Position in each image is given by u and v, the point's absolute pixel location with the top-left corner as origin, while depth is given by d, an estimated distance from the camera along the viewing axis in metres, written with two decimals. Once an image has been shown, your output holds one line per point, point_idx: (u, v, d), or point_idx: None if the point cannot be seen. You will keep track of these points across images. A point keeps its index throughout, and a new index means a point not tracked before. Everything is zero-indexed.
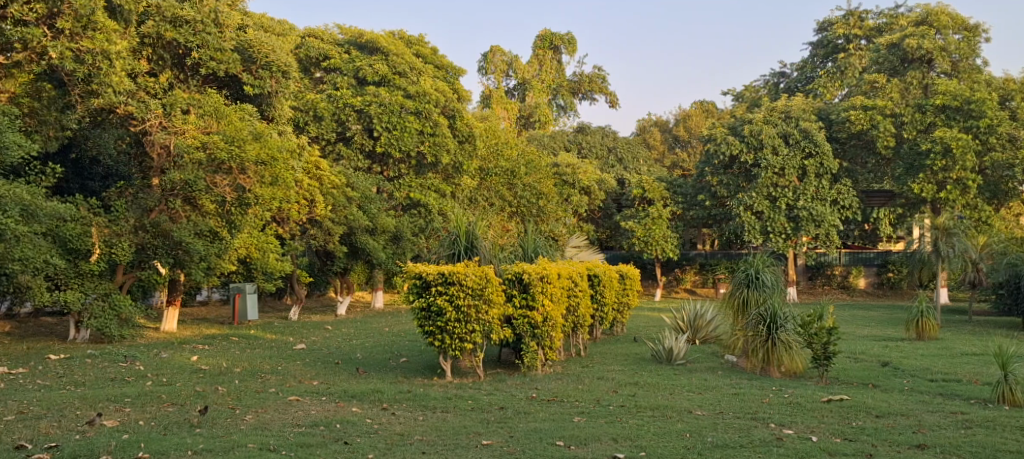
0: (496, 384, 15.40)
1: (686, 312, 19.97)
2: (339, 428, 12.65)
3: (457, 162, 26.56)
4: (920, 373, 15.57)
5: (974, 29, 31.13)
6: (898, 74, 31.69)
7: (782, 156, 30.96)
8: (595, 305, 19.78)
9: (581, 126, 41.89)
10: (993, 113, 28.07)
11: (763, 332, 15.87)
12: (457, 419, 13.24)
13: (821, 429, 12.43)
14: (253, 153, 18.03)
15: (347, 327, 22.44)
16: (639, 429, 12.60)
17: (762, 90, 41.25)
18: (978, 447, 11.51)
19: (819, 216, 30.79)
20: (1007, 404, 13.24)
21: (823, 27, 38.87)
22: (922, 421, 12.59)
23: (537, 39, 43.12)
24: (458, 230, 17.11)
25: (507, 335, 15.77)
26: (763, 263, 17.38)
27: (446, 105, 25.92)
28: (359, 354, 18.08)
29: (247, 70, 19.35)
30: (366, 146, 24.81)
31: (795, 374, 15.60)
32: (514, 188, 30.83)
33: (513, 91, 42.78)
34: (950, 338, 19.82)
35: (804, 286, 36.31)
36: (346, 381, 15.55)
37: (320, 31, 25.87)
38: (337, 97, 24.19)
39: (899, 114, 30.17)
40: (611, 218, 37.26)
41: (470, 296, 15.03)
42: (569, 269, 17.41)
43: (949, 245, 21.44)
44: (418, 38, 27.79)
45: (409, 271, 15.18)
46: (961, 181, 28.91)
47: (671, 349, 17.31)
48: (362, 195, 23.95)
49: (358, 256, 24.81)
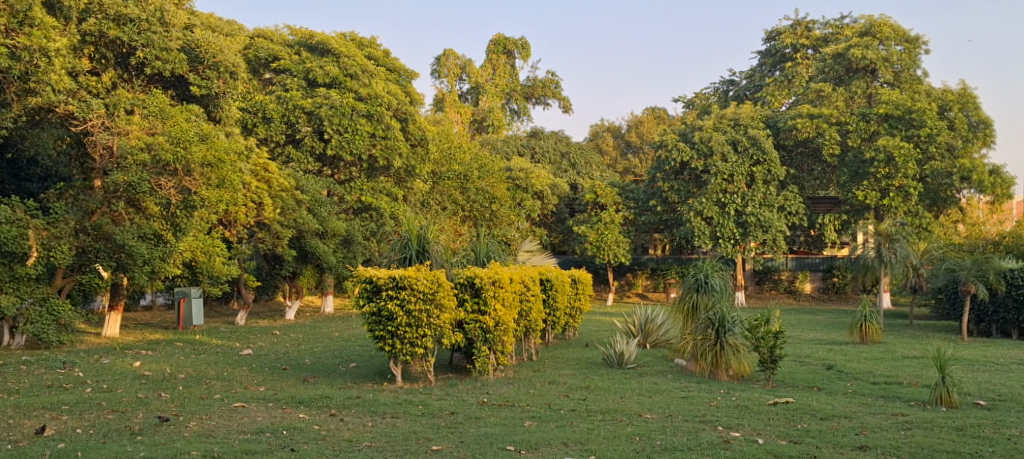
0: (446, 389, 15.36)
1: (637, 316, 20.07)
2: (285, 434, 12.52)
3: (409, 166, 26.48)
4: (863, 376, 15.83)
5: (915, 40, 31.75)
6: (844, 83, 32.24)
7: (731, 163, 31.29)
8: (547, 311, 19.82)
9: (534, 131, 41.96)
10: (933, 123, 28.76)
11: (712, 335, 15.97)
12: (408, 424, 13.18)
13: (767, 431, 12.57)
14: (199, 155, 17.78)
15: (296, 332, 22.21)
16: (589, 433, 12.64)
17: (712, 98, 41.76)
18: (917, 448, 11.71)
19: (767, 222, 31.18)
20: (945, 406, 13.49)
21: (771, 37, 39.43)
22: (865, 423, 12.79)
23: (492, 43, 43.16)
24: (410, 235, 17.01)
25: (459, 340, 15.70)
26: (712, 268, 17.56)
27: (398, 108, 25.80)
28: (307, 360, 17.91)
29: (194, 70, 19.17)
30: (317, 148, 24.57)
31: (742, 377, 15.79)
32: (467, 191, 30.74)
33: (466, 95, 42.75)
34: (893, 342, 20.15)
35: (752, 290, 36.87)
36: (293, 387, 15.40)
37: (270, 32, 25.62)
38: (286, 98, 23.96)
39: (843, 122, 30.67)
40: (564, 223, 37.42)
41: (421, 301, 14.97)
42: (521, 273, 17.39)
43: (892, 251, 21.84)
44: (370, 40, 27.61)
45: (359, 275, 15.11)
46: (903, 189, 29.43)
47: (622, 352, 17.39)
48: (311, 198, 23.73)
49: (308, 259, 24.59)
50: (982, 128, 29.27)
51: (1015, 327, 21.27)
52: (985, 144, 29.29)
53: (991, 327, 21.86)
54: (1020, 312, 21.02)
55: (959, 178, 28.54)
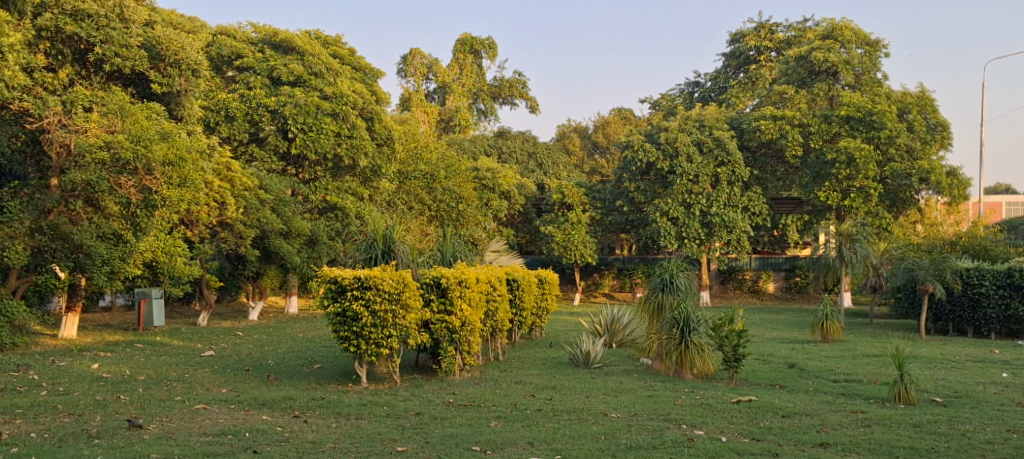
0: (412, 389, 15.31)
1: (603, 316, 20.13)
2: (247, 436, 12.42)
3: (376, 165, 26.38)
4: (824, 374, 15.99)
5: (875, 44, 32.16)
6: (806, 86, 32.57)
7: (696, 164, 31.49)
8: (514, 311, 19.82)
9: (501, 131, 41.93)
10: (892, 125, 29.14)
11: (677, 335, 16.04)
12: (372, 425, 13.13)
13: (730, 429, 12.66)
14: (160, 153, 17.54)
15: (259, 333, 22.04)
16: (555, 432, 12.66)
17: (678, 99, 42.04)
18: (876, 445, 11.83)
19: (731, 223, 31.48)
20: (903, 402, 13.66)
21: (735, 39, 39.73)
22: (826, 421, 12.91)
23: (458, 43, 43.10)
24: (375, 235, 16.93)
25: (425, 340, 15.66)
26: (677, 267, 17.69)
27: (364, 107, 25.67)
28: (270, 361, 17.80)
29: (154, 68, 18.93)
30: (281, 147, 24.39)
31: (707, 376, 15.89)
32: (433, 191, 30.64)
33: (433, 95, 42.61)
34: (854, 341, 20.36)
35: (717, 290, 37.13)
36: (256, 388, 15.28)
37: (233, 29, 25.28)
38: (249, 97, 23.80)
39: (806, 124, 30.97)
40: (531, 223, 37.45)
41: (387, 301, 14.91)
42: (487, 273, 17.38)
43: (852, 251, 22.14)
44: (336, 38, 27.46)
45: (324, 275, 15.03)
46: (864, 189, 29.79)
47: (588, 352, 17.42)
48: (275, 198, 23.57)
49: (272, 259, 24.41)
50: (940, 130, 30.07)
51: (970, 325, 21.55)
52: (942, 146, 29.98)
53: (946, 326, 22.07)
54: (975, 310, 21.38)
55: (918, 179, 28.91)
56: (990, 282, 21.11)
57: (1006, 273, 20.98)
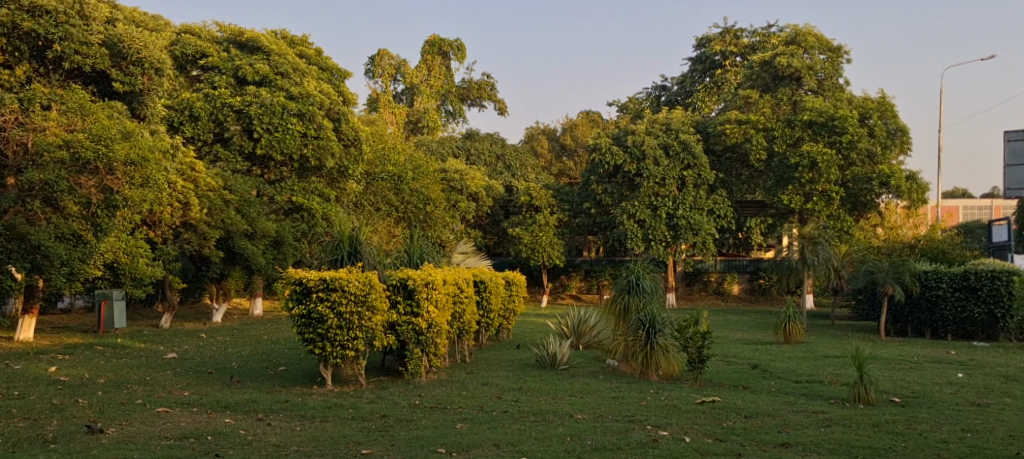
0: (378, 392, 15.25)
1: (570, 318, 20.19)
2: (210, 440, 12.33)
3: (342, 166, 26.24)
4: (787, 375, 16.11)
5: (837, 50, 32.52)
6: (770, 90, 32.85)
7: (663, 167, 31.69)
8: (481, 312, 19.82)
9: (469, 132, 41.88)
10: (854, 130, 29.48)
11: (643, 337, 16.12)
12: (337, 428, 13.06)
13: (694, 430, 12.74)
14: (122, 152, 17.26)
15: (223, 335, 21.86)
16: (520, 434, 12.67)
17: (645, 103, 42.25)
18: (836, 445, 11.95)
19: (697, 225, 31.66)
20: (863, 403, 13.81)
21: (701, 43, 39.97)
22: (788, 421, 13.03)
23: (426, 45, 43.05)
24: (342, 236, 16.85)
25: (391, 342, 15.60)
26: (644, 270, 17.78)
27: (331, 108, 25.49)
28: (234, 363, 17.64)
29: (116, 66, 18.74)
30: (246, 147, 24.25)
31: (672, 377, 15.97)
32: (401, 192, 30.56)
33: (401, 96, 42.47)
34: (816, 342, 20.56)
35: (682, 291, 37.38)
36: (219, 391, 15.14)
37: (197, 28, 24.95)
38: (214, 96, 23.61)
39: (770, 128, 31.26)
40: (499, 224, 37.46)
41: (353, 303, 14.85)
42: (454, 275, 17.35)
43: (814, 253, 22.35)
44: (302, 38, 27.32)
45: (289, 277, 14.95)
46: (826, 193, 30.17)
47: (555, 354, 17.45)
48: (240, 198, 23.48)
49: (236, 261, 24.22)
50: (900, 135, 30.44)
51: (929, 326, 21.89)
52: (902, 151, 30.45)
53: (906, 327, 22.49)
54: (933, 312, 21.68)
55: (878, 183, 29.43)
56: (947, 284, 21.36)
57: (962, 275, 21.23)
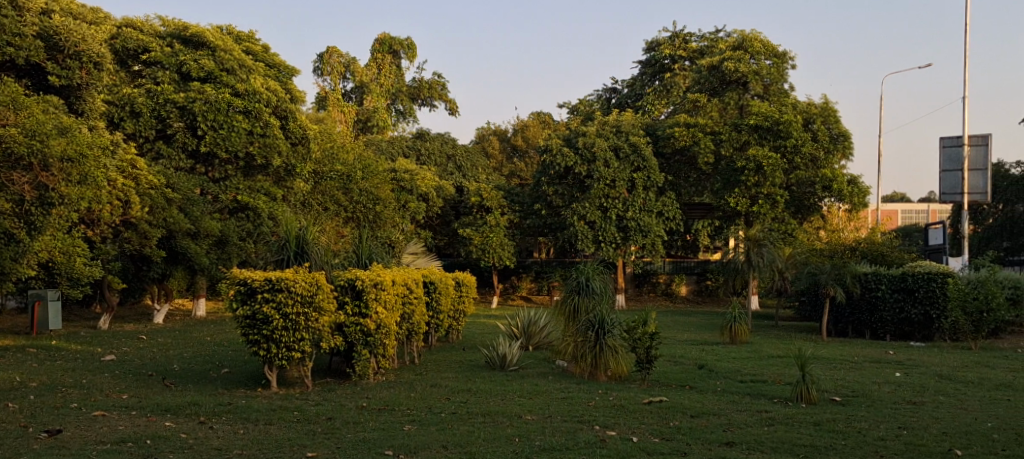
0: (324, 394, 15.00)
1: (519, 319, 20.06)
2: (149, 444, 12.02)
3: (289, 165, 25.83)
4: (732, 375, 16.18)
5: (782, 56, 32.77)
6: (718, 95, 33.12)
7: (613, 169, 31.78)
8: (431, 313, 19.61)
9: (420, 132, 41.60)
10: (798, 134, 29.82)
11: (592, 337, 16.03)
12: (282, 431, 12.82)
13: (642, 430, 12.69)
14: (58, 148, 16.70)
15: (165, 336, 21.40)
16: (468, 435, 12.52)
17: (595, 105, 42.39)
18: (779, 443, 11.98)
19: (646, 227, 31.78)
20: (805, 402, 13.88)
21: (651, 47, 40.19)
22: (732, 420, 13.04)
23: (376, 43, 42.74)
24: (288, 236, 16.52)
25: (338, 343, 15.35)
26: (593, 271, 17.75)
27: (278, 105, 25.08)
28: (175, 366, 17.26)
29: (52, 59, 18.29)
30: (190, 145, 23.74)
31: (620, 378, 15.89)
32: (349, 192, 30.17)
33: (349, 94, 41.84)
34: (760, 342, 20.71)
35: (631, 293, 37.44)
36: (159, 394, 14.79)
37: (139, 22, 24.36)
38: (157, 92, 23.14)
39: (717, 132, 31.61)
40: (449, 225, 37.25)
41: (299, 304, 14.58)
42: (403, 275, 17.12)
43: (759, 255, 22.50)
44: (248, 34, 26.86)
45: (233, 277, 14.61)
46: (771, 196, 30.59)
47: (504, 355, 17.31)
48: (183, 197, 23.04)
49: (179, 261, 23.77)
50: (842, 140, 30.79)
51: (868, 328, 22.24)
52: (844, 155, 30.81)
53: (847, 328, 22.78)
54: (873, 314, 22.02)
55: (822, 186, 30.15)
56: (886, 286, 21.67)
57: (900, 277, 21.50)
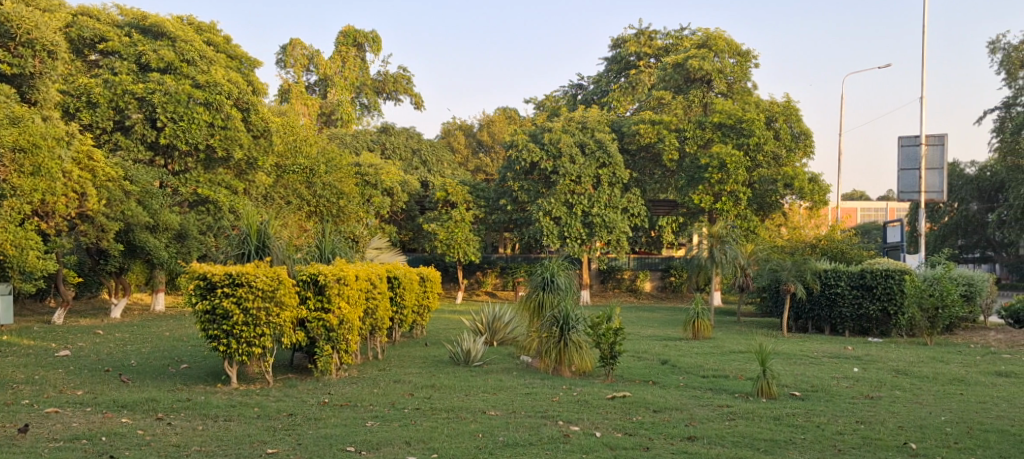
0: (285, 390, 14.79)
1: (484, 314, 19.92)
2: (104, 441, 11.77)
3: (251, 158, 25.50)
4: (694, 370, 16.18)
5: (746, 54, 32.88)
6: (682, 92, 33.22)
7: (579, 165, 31.74)
8: (394, 309, 19.43)
9: (384, 126, 41.32)
10: (761, 133, 29.98)
11: (556, 333, 15.94)
12: (241, 427, 12.60)
13: (605, 425, 12.62)
14: (10, 139, 16.62)
15: (122, 332, 21.02)
16: (432, 431, 12.38)
17: (562, 101, 42.36)
18: (739, 438, 11.97)
19: (611, 223, 31.77)
20: (765, 396, 13.91)
21: (617, 44, 40.20)
22: (694, 415, 13.02)
23: (340, 36, 42.38)
24: (248, 230, 16.26)
25: (300, 339, 15.15)
26: (559, 267, 17.66)
27: (240, 97, 24.71)
28: (133, 361, 16.95)
29: (4, 47, 17.87)
30: (148, 137, 23.38)
31: (585, 373, 15.82)
32: (313, 186, 29.83)
33: (314, 87, 41.45)
34: (723, 338, 20.75)
35: (596, 289, 37.58)
36: (115, 390, 14.49)
37: (96, 10, 23.83)
38: (114, 83, 22.72)
39: (682, 129, 31.77)
40: (414, 220, 37.05)
41: (260, 299, 14.36)
42: (367, 271, 16.92)
43: (723, 252, 22.54)
44: (210, 25, 26.44)
45: (192, 271, 14.35)
46: (734, 193, 30.66)
47: (468, 350, 17.18)
48: (141, 189, 22.66)
49: (137, 254, 23.39)
50: (803, 138, 30.86)
51: (828, 323, 22.29)
52: (806, 154, 31.01)
53: (807, 324, 22.87)
54: (832, 309, 22.07)
55: (783, 184, 30.26)
56: (845, 283, 21.81)
57: (859, 274, 21.70)
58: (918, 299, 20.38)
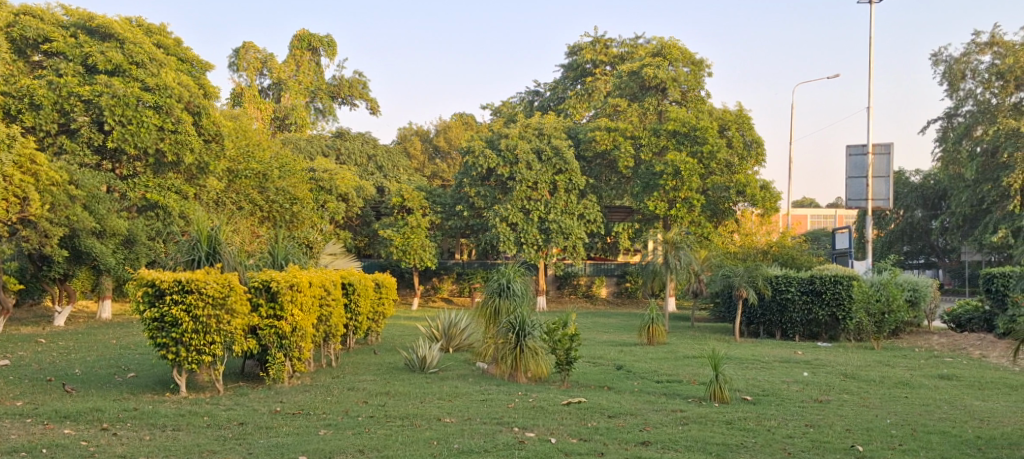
0: (236, 398, 14.46)
1: (440, 321, 19.71)
2: (45, 452, 11.42)
3: (202, 162, 25.00)
4: (649, 375, 16.14)
5: (700, 63, 33.13)
6: (637, 100, 33.32)
7: (535, 172, 31.71)
8: (349, 315, 19.17)
9: (339, 132, 40.95)
10: (714, 141, 30.21)
11: (513, 339, 15.78)
12: (190, 437, 12.29)
13: (560, 430, 12.50)
14: None
15: (66, 340, 20.52)
16: (385, 439, 12.17)
17: (518, 107, 42.33)
18: (692, 442, 11.91)
19: (567, 229, 31.75)
20: (718, 401, 13.90)
21: (573, 51, 40.23)
22: (648, 420, 12.95)
23: (294, 39, 41.97)
24: (199, 235, 15.91)
25: (251, 346, 14.85)
26: (515, 272, 17.52)
27: (190, 101, 24.32)
28: (77, 370, 16.52)
29: None
30: (95, 140, 22.90)
31: (541, 379, 15.70)
32: (265, 191, 29.40)
33: (267, 90, 40.68)
34: (677, 343, 20.75)
35: (553, 295, 37.50)
36: (58, 400, 14.08)
37: (40, 10, 23.22)
38: (59, 84, 22.19)
39: (637, 136, 31.87)
40: (369, 226, 36.75)
41: (210, 306, 14.05)
42: (321, 277, 16.63)
43: (677, 258, 22.58)
44: (160, 27, 25.97)
45: (140, 278, 13.98)
46: (688, 200, 30.77)
47: (424, 357, 16.98)
48: (87, 194, 22.14)
49: (82, 260, 22.93)
50: (756, 146, 31.04)
51: (779, 328, 22.41)
52: (758, 162, 31.08)
53: (758, 329, 22.98)
54: (783, 314, 22.18)
55: (736, 191, 30.46)
56: (796, 288, 21.87)
57: (809, 280, 21.74)
58: (864, 305, 20.87)
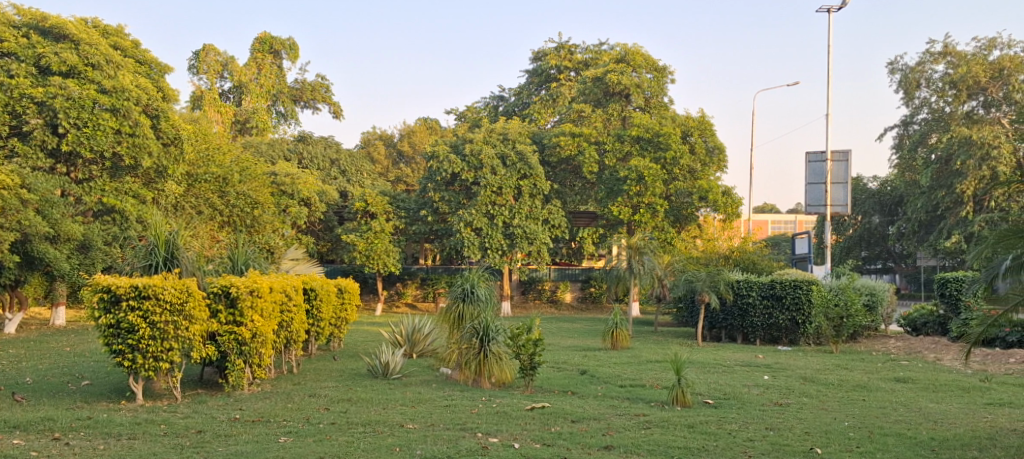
0: (194, 406, 14.17)
1: (404, 326, 19.49)
2: None
3: (160, 165, 24.65)
4: (612, 380, 16.05)
5: (662, 69, 33.21)
6: (602, 106, 33.29)
7: (500, 176, 31.57)
8: (311, 321, 18.91)
9: (302, 136, 40.57)
10: (676, 147, 30.26)
11: (476, 344, 15.61)
12: (146, 445, 12.00)
13: (523, 436, 12.36)
14: None
15: (17, 348, 20.00)
16: (346, 446, 11.96)
17: (483, 112, 42.21)
18: (655, 446, 11.82)
19: (532, 234, 31.62)
20: (680, 405, 13.83)
21: (537, 57, 40.16)
22: (611, 424, 12.84)
23: (256, 42, 41.58)
24: (156, 240, 15.57)
25: (211, 353, 14.57)
26: (479, 277, 17.37)
27: (149, 104, 23.97)
28: (28, 378, 16.09)
29: None
30: (49, 143, 22.39)
31: (505, 384, 15.50)
32: (226, 195, 28.98)
33: (227, 94, 40.40)
34: (641, 348, 20.69)
35: (517, 300, 37.14)
36: (8, 409, 13.69)
37: None
38: (10, 86, 21.72)
39: (601, 142, 31.87)
40: (332, 231, 36.39)
41: (168, 312, 13.76)
42: (282, 282, 16.38)
43: (640, 263, 22.49)
44: (116, 28, 25.51)
45: (95, 284, 13.62)
46: (651, 206, 30.80)
47: (387, 363, 16.77)
48: (41, 198, 21.64)
49: (35, 266, 22.43)
50: (717, 153, 31.28)
51: (740, 332, 22.43)
52: (720, 168, 31.27)
53: (720, 333, 23.02)
54: (744, 318, 22.19)
55: (699, 197, 30.57)
56: (757, 293, 21.90)
57: (769, 284, 21.79)
58: (824, 310, 21.33)
